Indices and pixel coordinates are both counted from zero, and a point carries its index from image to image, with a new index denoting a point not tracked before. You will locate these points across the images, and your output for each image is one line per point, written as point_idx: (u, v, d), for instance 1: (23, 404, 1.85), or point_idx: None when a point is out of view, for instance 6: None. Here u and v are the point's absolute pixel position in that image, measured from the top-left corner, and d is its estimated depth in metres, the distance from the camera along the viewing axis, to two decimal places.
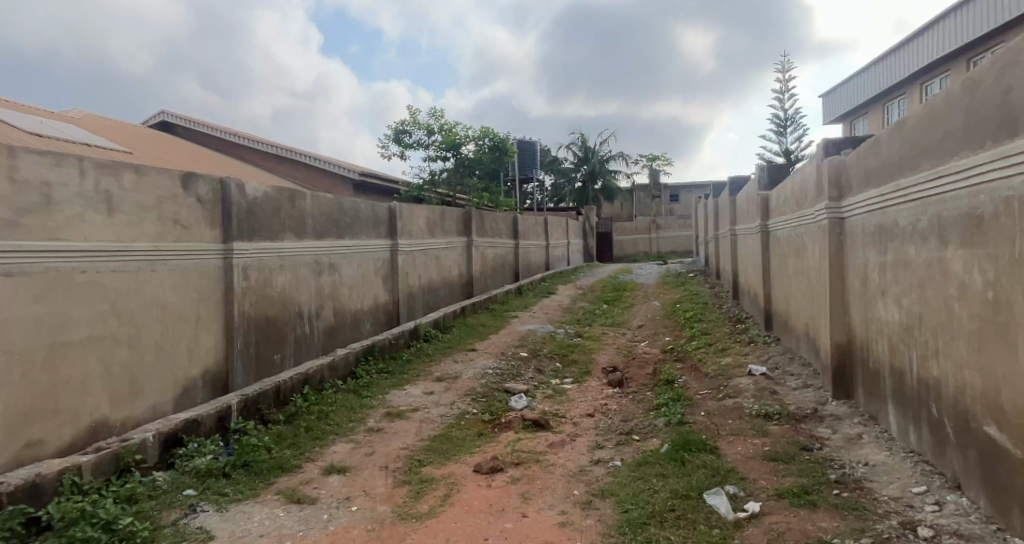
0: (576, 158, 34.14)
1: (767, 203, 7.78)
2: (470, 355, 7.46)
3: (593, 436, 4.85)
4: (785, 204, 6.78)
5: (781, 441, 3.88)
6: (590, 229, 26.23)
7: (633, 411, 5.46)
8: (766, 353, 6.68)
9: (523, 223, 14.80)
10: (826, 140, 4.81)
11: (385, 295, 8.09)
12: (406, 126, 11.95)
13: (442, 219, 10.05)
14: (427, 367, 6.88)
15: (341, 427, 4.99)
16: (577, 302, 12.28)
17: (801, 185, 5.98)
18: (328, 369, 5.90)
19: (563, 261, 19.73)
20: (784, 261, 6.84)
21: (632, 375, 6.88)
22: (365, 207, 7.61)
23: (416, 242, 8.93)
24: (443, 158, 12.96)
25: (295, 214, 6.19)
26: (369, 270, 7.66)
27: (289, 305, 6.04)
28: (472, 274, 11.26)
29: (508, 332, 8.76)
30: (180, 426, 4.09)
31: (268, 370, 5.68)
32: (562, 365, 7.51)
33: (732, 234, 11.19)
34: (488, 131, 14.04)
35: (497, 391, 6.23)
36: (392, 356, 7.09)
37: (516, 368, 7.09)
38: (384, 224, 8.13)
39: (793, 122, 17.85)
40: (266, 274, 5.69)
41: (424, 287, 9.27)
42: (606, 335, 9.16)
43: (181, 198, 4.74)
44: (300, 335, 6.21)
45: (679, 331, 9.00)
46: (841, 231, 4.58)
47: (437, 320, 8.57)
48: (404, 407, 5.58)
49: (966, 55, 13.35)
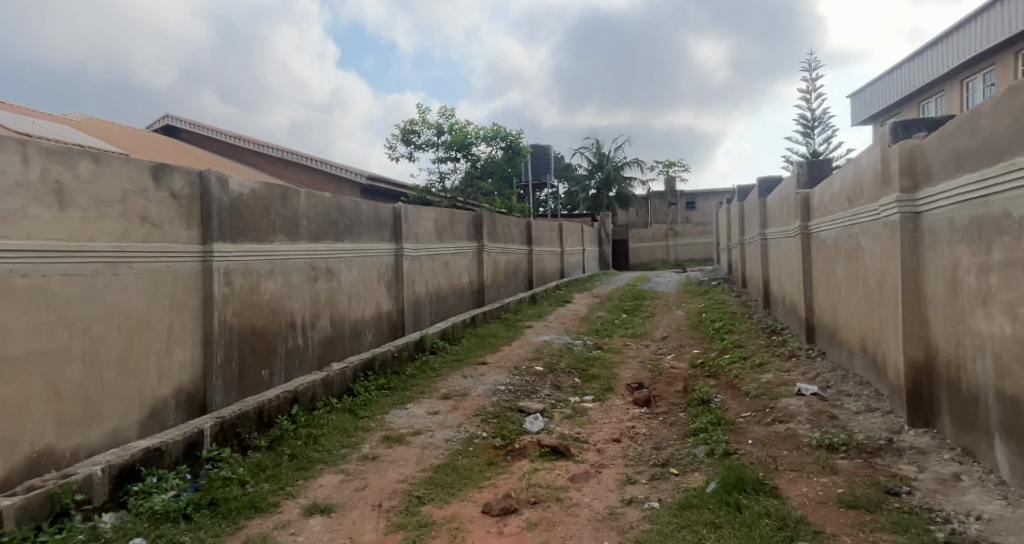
0: (590, 164, 33.54)
1: (808, 202, 7.08)
2: (481, 369, 6.82)
3: (621, 467, 4.17)
4: (831, 203, 6.10)
5: (857, 481, 3.17)
6: (605, 237, 25.51)
7: (666, 436, 4.78)
8: (811, 370, 5.97)
9: (536, 228, 14.19)
10: (893, 123, 4.11)
11: (388, 304, 7.49)
12: (413, 125, 11.39)
13: (452, 223, 9.46)
14: (433, 383, 6.24)
15: (331, 454, 4.36)
16: (594, 311, 11.61)
17: (854, 179, 5.29)
18: (322, 387, 5.29)
19: (577, 270, 19.04)
20: (832, 266, 6.12)
21: (661, 392, 6.19)
22: (367, 208, 7.03)
23: (423, 246, 8.32)
24: (453, 159, 12.38)
25: (287, 214, 5.61)
26: (371, 277, 7.06)
27: (279, 314, 5.44)
28: (484, 281, 10.64)
29: (521, 344, 8.11)
30: (138, 456, 3.47)
31: (253, 388, 5.07)
32: (582, 380, 6.84)
33: (763, 238, 10.47)
34: (501, 131, 13.44)
35: (510, 411, 5.57)
36: (394, 371, 6.46)
37: (531, 384, 6.43)
38: (388, 227, 7.55)
39: (821, 122, 17.10)
40: (252, 279, 5.10)
41: (432, 295, 8.66)
42: (629, 347, 8.48)
43: (150, 193, 4.17)
44: (292, 347, 5.60)
45: (708, 343, 8.29)
46: (917, 227, 3.87)
47: (445, 330, 7.94)
48: (405, 429, 4.94)
49: (1013, 48, 12.55)
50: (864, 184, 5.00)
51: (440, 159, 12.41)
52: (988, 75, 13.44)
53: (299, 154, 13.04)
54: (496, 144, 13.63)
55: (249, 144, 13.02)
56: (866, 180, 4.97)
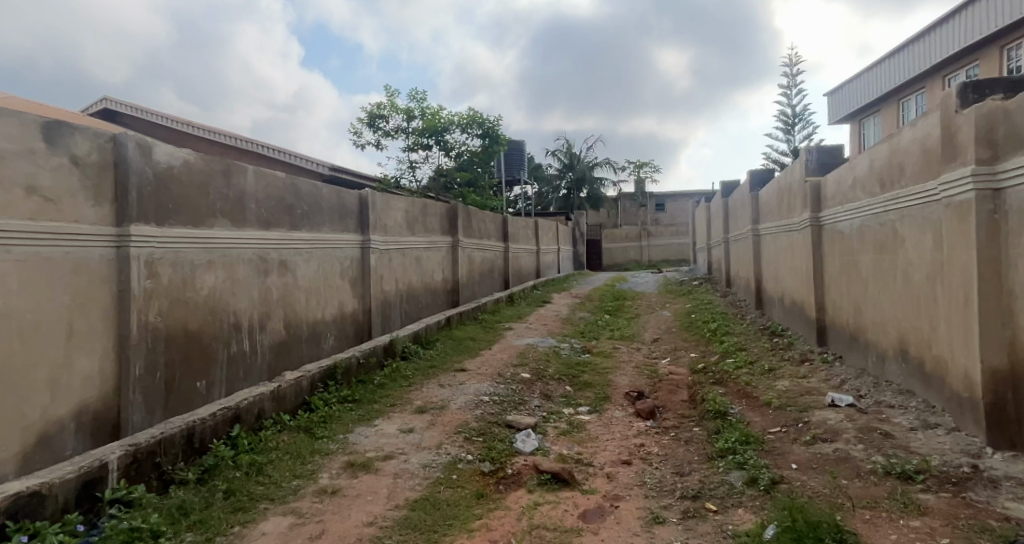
0: (561, 165, 33.05)
1: (820, 191, 6.49)
2: (460, 377, 5.99)
3: (641, 500, 3.40)
4: (854, 190, 5.47)
5: (961, 526, 2.47)
6: (579, 236, 24.92)
7: (686, 457, 4.03)
8: (834, 377, 5.32)
9: (512, 225, 13.42)
10: (962, 83, 3.47)
11: (353, 304, 6.59)
12: (379, 108, 10.47)
13: (424, 215, 8.59)
14: (405, 395, 5.37)
15: (280, 488, 3.46)
16: (576, 312, 10.88)
17: (890, 161, 4.66)
18: (272, 401, 4.37)
19: (553, 269, 18.34)
20: (855, 260, 5.50)
21: (665, 402, 5.46)
22: (329, 193, 6.13)
23: (392, 240, 7.44)
24: (424, 147, 11.51)
25: (231, 194, 4.69)
26: (332, 272, 6.16)
27: (220, 315, 4.51)
28: (459, 280, 9.79)
29: (502, 348, 7.32)
30: (2, 507, 2.54)
31: (185, 404, 4.11)
32: (574, 388, 6.07)
33: (755, 234, 9.92)
34: (477, 117, 12.62)
35: (496, 427, 4.76)
36: (360, 380, 5.56)
37: (518, 394, 5.62)
38: (352, 216, 6.64)
39: (801, 119, 16.79)
40: (185, 272, 4.16)
41: (402, 294, 7.78)
42: (619, 351, 7.76)
43: (41, 156, 3.22)
44: (236, 354, 4.66)
45: (704, 346, 7.65)
46: (997, 208, 3.22)
47: (418, 333, 7.07)
48: (373, 453, 4.06)
49: (998, 43, 12.37)
50: (906, 164, 4.37)
51: (410, 146, 11.51)
52: (971, 70, 13.26)
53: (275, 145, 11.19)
54: (472, 132, 12.81)
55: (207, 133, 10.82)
56: (908, 159, 4.34)
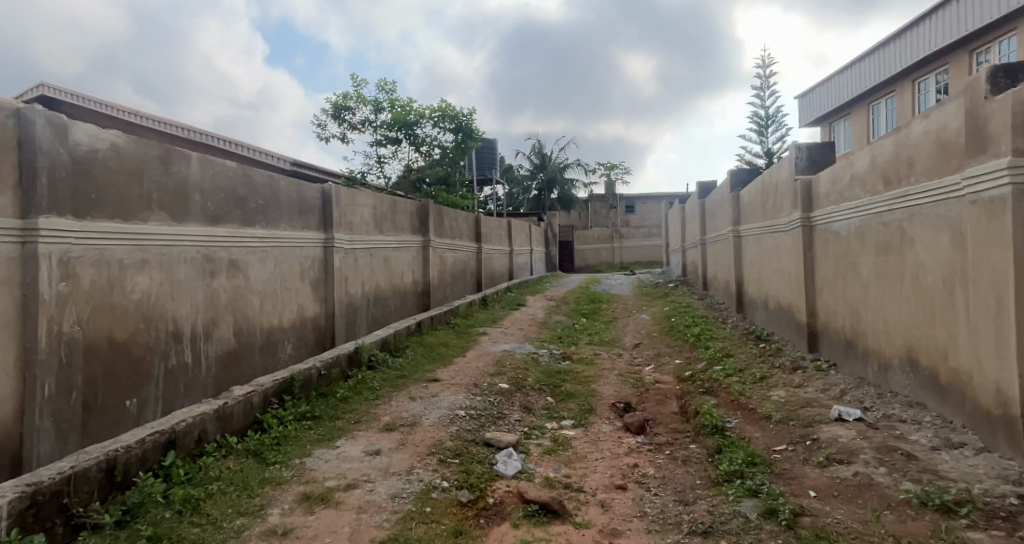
0: (532, 165, 32.71)
1: (811, 190, 6.21)
2: (432, 388, 5.49)
3: (644, 536, 2.98)
4: (851, 188, 5.18)
5: None
6: (551, 238, 24.60)
7: (687, 481, 3.63)
8: (832, 386, 5.01)
9: (485, 225, 12.95)
10: (992, 67, 3.17)
11: (315, 308, 6.02)
12: (345, 99, 9.88)
13: (393, 212, 8.05)
14: (371, 410, 4.84)
15: (220, 529, 2.91)
16: (553, 315, 10.45)
17: (896, 155, 4.36)
18: (217, 422, 3.79)
19: (526, 271, 17.93)
20: (852, 262, 5.20)
21: (655, 416, 5.07)
22: (287, 186, 5.55)
23: (358, 239, 6.89)
24: (393, 142, 10.94)
25: (172, 184, 4.10)
26: (290, 273, 5.58)
27: (156, 323, 3.92)
28: (430, 282, 9.27)
29: (477, 355, 6.84)
30: None
31: (109, 427, 3.52)
32: (556, 400, 5.64)
33: (735, 236, 9.66)
34: (449, 110, 12.09)
35: (474, 447, 4.27)
36: (321, 393, 5.01)
37: (496, 407, 5.16)
38: (314, 212, 6.08)
39: (773, 121, 16.71)
40: (111, 273, 3.56)
41: (368, 296, 7.23)
42: (600, 357, 7.36)
43: None
44: (176, 367, 4.07)
45: (688, 352, 7.31)
46: None
47: (386, 339, 6.54)
48: (333, 481, 3.53)
49: (967, 47, 12.36)
50: (916, 158, 4.07)
51: (378, 140, 10.93)
52: (940, 75, 13.26)
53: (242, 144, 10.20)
54: (444, 126, 12.29)
55: (164, 127, 9.67)
56: (919, 153, 4.03)
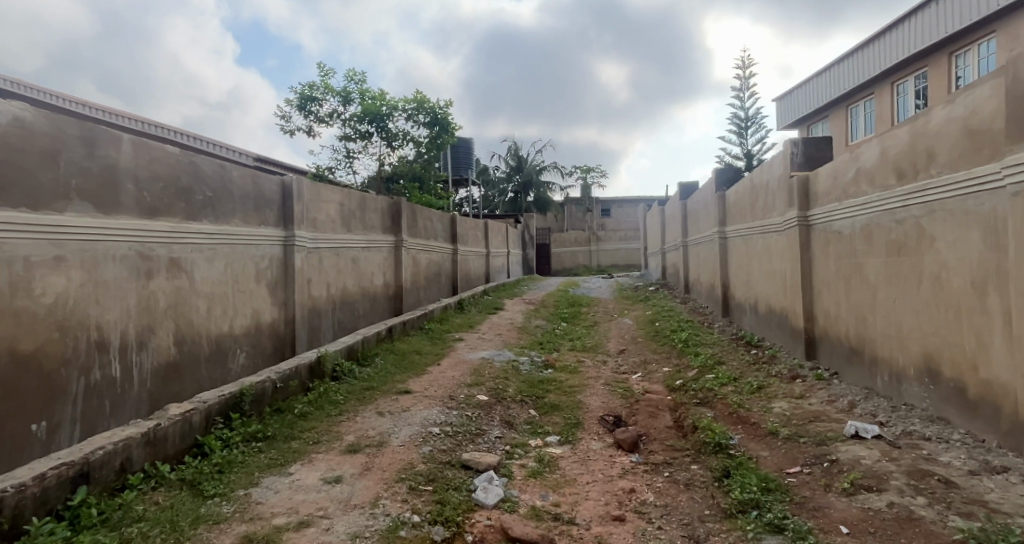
0: (509, 167, 32.27)
1: (808, 188, 5.86)
2: (403, 402, 4.96)
3: None
4: (856, 184, 4.81)
5: None
6: (528, 240, 24.18)
7: (694, 512, 3.18)
8: (839, 398, 4.63)
9: (461, 225, 12.44)
10: None
11: (272, 313, 5.44)
12: (311, 90, 9.28)
13: (362, 210, 7.49)
14: (334, 428, 4.30)
15: None
16: (532, 319, 9.98)
17: (911, 146, 3.99)
18: (147, 447, 3.21)
19: (503, 274, 17.46)
20: (857, 263, 4.84)
21: (649, 431, 4.63)
22: (240, 177, 4.98)
23: (323, 237, 6.33)
24: (364, 136, 10.36)
25: (96, 169, 3.50)
26: (243, 274, 5.00)
27: (74, 331, 3.32)
28: (403, 285, 8.73)
29: (453, 363, 6.33)
30: None
31: (8, 457, 2.93)
32: (540, 413, 5.17)
33: (721, 237, 9.31)
34: (424, 103, 11.54)
35: (451, 471, 3.77)
36: (276, 410, 4.44)
37: (474, 423, 4.65)
38: (273, 207, 5.50)
39: (752, 123, 16.49)
40: (12, 272, 2.98)
41: (334, 300, 6.66)
42: (584, 365, 6.91)
43: None
44: (100, 383, 3.48)
45: (677, 358, 6.92)
46: None
47: (353, 347, 5.98)
48: (283, 519, 2.99)
49: (946, 50, 12.11)
50: (937, 149, 3.70)
51: (348, 134, 10.35)
52: (919, 78, 13.06)
53: (201, 139, 9.47)
54: (418, 120, 11.74)
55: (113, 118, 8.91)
56: (942, 142, 3.67)
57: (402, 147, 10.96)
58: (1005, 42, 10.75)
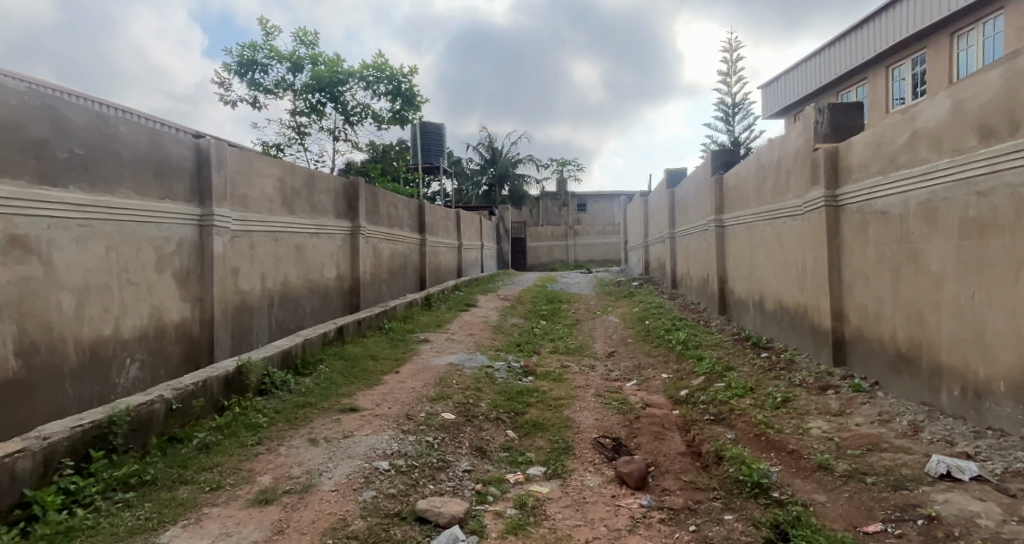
0: (483, 159, 31.04)
1: (838, 160, 4.94)
2: (346, 424, 3.87)
3: None
4: (909, 151, 3.89)
5: None
6: (502, 234, 23.03)
7: None
8: (894, 418, 3.70)
9: (429, 214, 11.31)
10: None
11: (181, 310, 4.30)
12: (253, 52, 8.08)
13: (308, 188, 6.35)
14: (244, 464, 3.21)
15: None
16: (508, 318, 8.94)
17: (1007, 95, 3.06)
18: None
19: (476, 269, 16.36)
20: (906, 250, 3.93)
21: (658, 461, 3.64)
22: (132, 136, 3.84)
23: (254, 218, 5.19)
24: (316, 109, 9.19)
25: None
26: (138, 261, 3.87)
27: None
28: (360, 279, 7.59)
29: (414, 370, 5.25)
30: None
31: None
32: (519, 436, 4.15)
33: (717, 226, 8.39)
34: (386, 71, 10.40)
35: (401, 529, 2.71)
36: (169, 440, 3.34)
37: (436, 452, 3.60)
38: (184, 178, 4.36)
39: (740, 110, 15.71)
40: None
41: (271, 294, 5.51)
42: (570, 371, 5.90)
43: None
44: None
45: (677, 363, 5.95)
46: None
47: (289, 352, 4.86)
48: None
49: (947, 30, 11.41)
50: None
51: (299, 107, 9.16)
52: (916, 62, 12.37)
53: None
54: (380, 91, 10.59)
55: None
56: None
57: (361, 123, 9.80)
58: (1012, 20, 10.08)
